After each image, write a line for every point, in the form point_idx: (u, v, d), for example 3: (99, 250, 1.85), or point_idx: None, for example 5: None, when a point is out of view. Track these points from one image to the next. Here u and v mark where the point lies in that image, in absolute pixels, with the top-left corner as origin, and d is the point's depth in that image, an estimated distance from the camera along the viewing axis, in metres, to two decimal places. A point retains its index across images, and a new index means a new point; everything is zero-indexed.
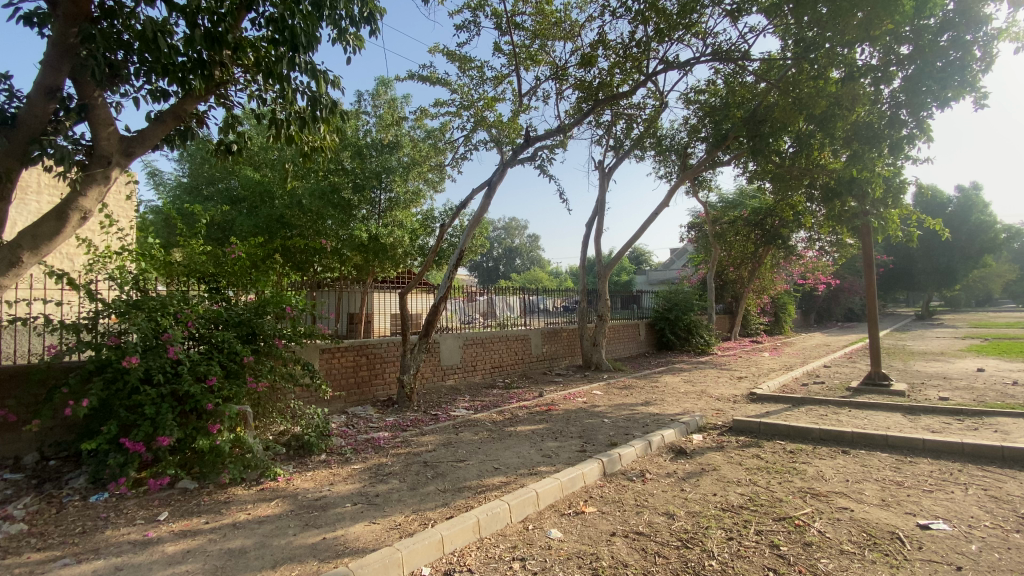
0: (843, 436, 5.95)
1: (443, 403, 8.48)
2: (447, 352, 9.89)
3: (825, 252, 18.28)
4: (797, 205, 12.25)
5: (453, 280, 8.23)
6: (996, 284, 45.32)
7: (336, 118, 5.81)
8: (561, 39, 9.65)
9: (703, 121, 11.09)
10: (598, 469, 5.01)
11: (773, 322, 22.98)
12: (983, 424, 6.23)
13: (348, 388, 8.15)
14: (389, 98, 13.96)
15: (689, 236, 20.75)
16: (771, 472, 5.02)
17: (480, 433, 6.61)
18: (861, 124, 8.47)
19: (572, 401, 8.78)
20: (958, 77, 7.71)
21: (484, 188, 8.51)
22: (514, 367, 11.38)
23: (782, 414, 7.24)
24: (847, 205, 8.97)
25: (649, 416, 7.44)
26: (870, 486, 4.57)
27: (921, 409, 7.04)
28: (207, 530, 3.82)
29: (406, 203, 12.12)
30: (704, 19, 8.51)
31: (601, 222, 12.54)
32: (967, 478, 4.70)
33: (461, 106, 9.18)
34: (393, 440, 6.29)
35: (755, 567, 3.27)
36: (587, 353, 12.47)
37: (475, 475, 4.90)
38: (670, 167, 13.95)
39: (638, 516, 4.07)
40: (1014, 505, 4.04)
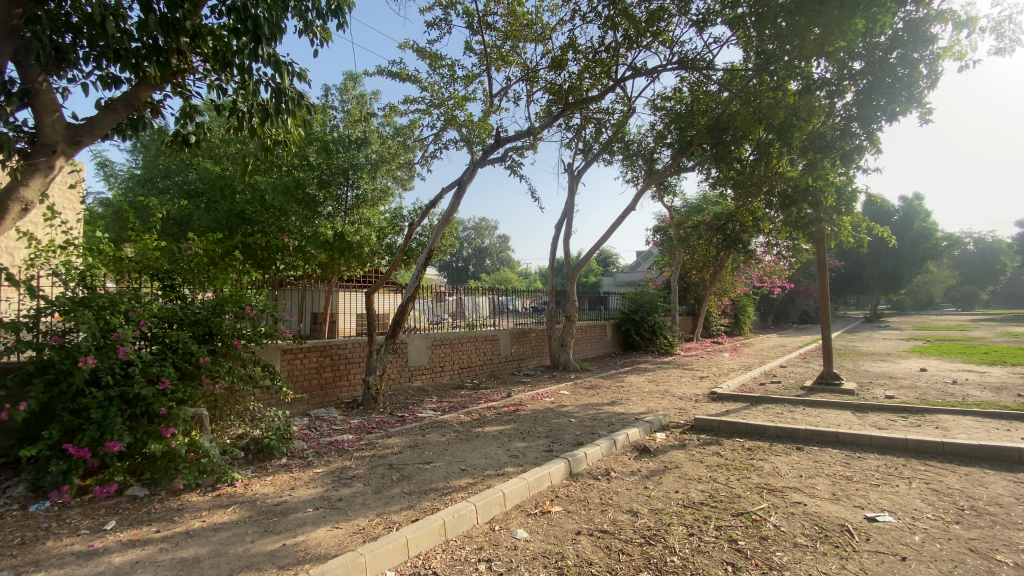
0: (798, 433, 6.21)
1: (410, 404, 8.39)
2: (415, 352, 9.79)
3: (782, 257, 19.04)
4: (756, 211, 12.71)
5: (422, 279, 8.16)
6: (938, 290, 48.25)
7: (302, 112, 5.66)
8: (532, 41, 9.70)
9: (669, 128, 11.34)
10: (564, 468, 5.05)
11: (733, 323, 23.77)
12: (924, 420, 6.62)
13: (311, 390, 7.96)
14: (358, 94, 13.72)
15: (654, 239, 21.22)
16: (730, 469, 5.18)
17: (448, 434, 6.57)
18: (816, 135, 8.80)
19: (540, 401, 8.83)
20: (906, 93, 8.19)
21: (454, 188, 8.48)
22: (482, 368, 11.37)
23: (741, 412, 7.49)
24: (802, 211, 9.26)
25: (614, 415, 7.55)
26: (822, 480, 4.79)
27: (869, 407, 7.41)
28: (159, 539, 3.65)
29: (374, 201, 11.93)
30: (671, 27, 8.70)
31: (569, 223, 12.69)
32: (911, 472, 4.99)
33: (431, 104, 9.15)
34: (357, 442, 6.17)
35: (714, 562, 3.37)
36: (556, 353, 12.59)
37: (442, 477, 4.87)
38: (637, 172, 14.24)
39: (603, 514, 4.13)
40: (954, 498, 4.31)
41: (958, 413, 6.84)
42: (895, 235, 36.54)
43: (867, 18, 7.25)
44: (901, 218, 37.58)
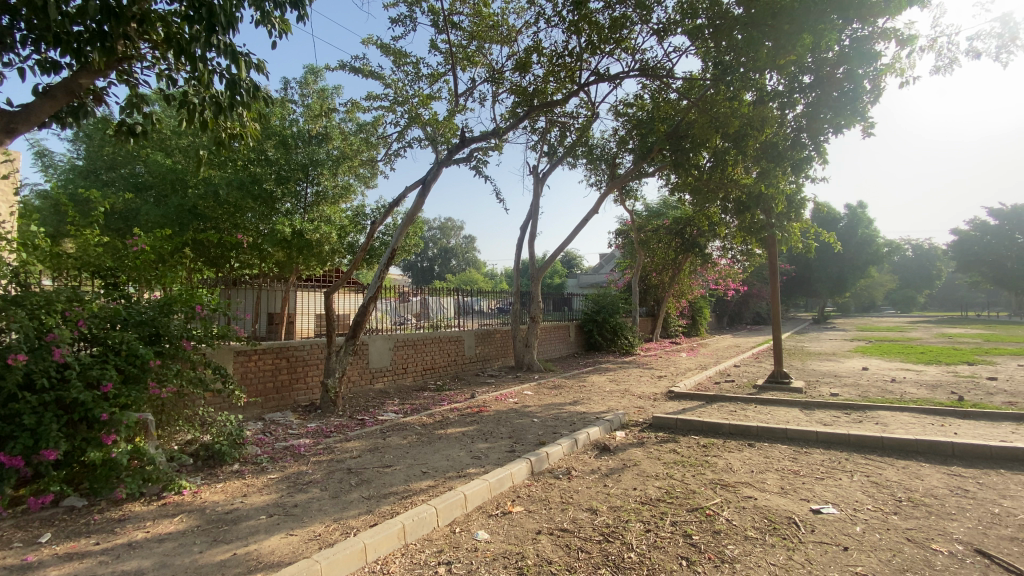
0: (749, 430, 6.47)
1: (370, 407, 8.23)
2: (376, 354, 9.62)
3: (736, 261, 19.79)
4: (713, 217, 13.17)
5: (384, 279, 8.04)
6: (879, 293, 51.26)
7: (259, 105, 5.47)
8: (498, 42, 9.72)
9: (631, 134, 11.57)
10: (526, 468, 5.08)
11: (690, 324, 24.53)
12: (865, 416, 7.03)
13: (266, 393, 7.69)
14: (318, 88, 13.38)
15: (616, 242, 21.64)
16: (686, 465, 5.34)
17: (409, 436, 6.49)
18: (769, 144, 9.22)
19: (503, 402, 8.84)
20: (850, 107, 8.68)
21: (418, 187, 8.41)
22: (446, 369, 11.28)
23: (697, 410, 7.73)
24: (756, 217, 9.61)
25: (576, 415, 7.65)
26: (771, 475, 5.01)
27: (816, 404, 7.79)
28: (99, 551, 3.44)
29: (335, 198, 11.66)
30: (633, 35, 8.89)
31: (534, 225, 12.78)
32: (853, 466, 5.28)
33: (394, 101, 9.03)
34: (314, 446, 6.00)
35: (670, 556, 3.47)
36: (520, 354, 12.65)
37: (403, 480, 4.81)
38: (600, 176, 14.48)
39: (563, 513, 4.18)
40: (892, 490, 4.59)
41: (896, 410, 7.29)
42: (840, 241, 38.61)
43: (815, 34, 7.59)
44: (846, 225, 39.72)
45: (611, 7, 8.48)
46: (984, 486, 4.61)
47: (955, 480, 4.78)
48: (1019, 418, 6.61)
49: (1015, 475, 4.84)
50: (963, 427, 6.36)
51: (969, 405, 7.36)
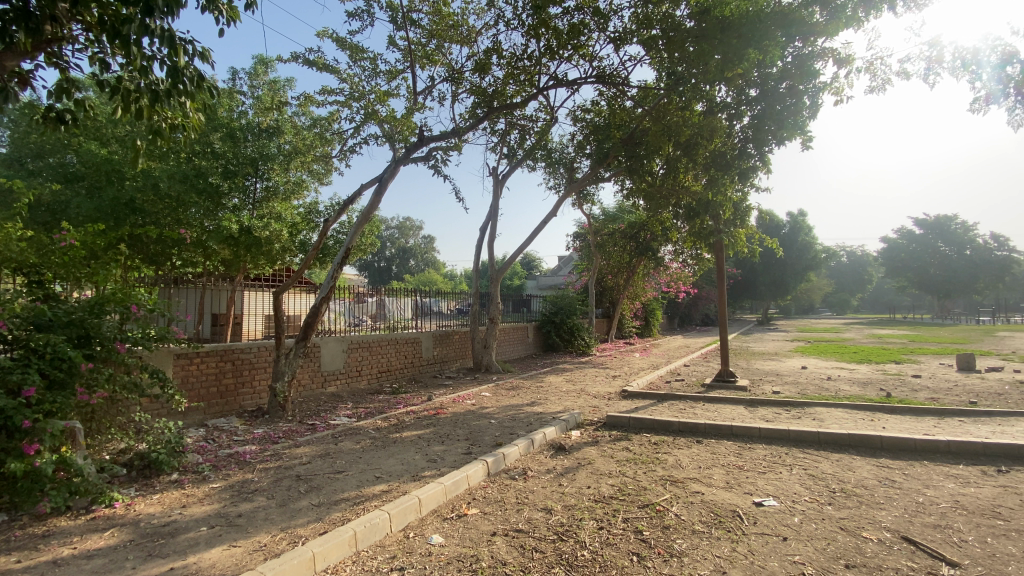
0: (698, 428, 6.72)
1: (322, 411, 7.99)
2: (329, 356, 9.34)
3: (688, 265, 20.53)
4: (665, 222, 13.61)
5: (338, 279, 7.82)
6: (816, 297, 54.48)
7: (202, 94, 5.18)
8: (458, 43, 9.67)
9: (588, 139, 11.79)
10: (482, 470, 5.06)
11: (643, 326, 25.23)
12: (804, 413, 7.45)
13: (209, 398, 7.33)
14: (269, 80, 12.89)
15: (574, 244, 22.00)
16: (638, 463, 5.49)
17: (363, 441, 6.34)
18: (718, 154, 9.72)
19: (460, 403, 8.80)
20: (793, 120, 9.17)
21: (374, 185, 8.24)
22: (402, 371, 11.09)
23: (649, 409, 7.96)
24: (705, 223, 10.04)
25: (532, 415, 7.72)
26: (717, 470, 5.22)
27: (759, 402, 8.19)
28: (18, 570, 3.17)
29: (286, 194, 11.24)
30: (591, 42, 9.05)
31: (494, 226, 12.79)
32: (792, 459, 5.59)
33: (350, 96, 8.83)
34: (261, 453, 5.77)
35: (621, 553, 3.55)
36: (478, 355, 12.63)
37: (355, 486, 4.69)
38: (558, 179, 14.66)
39: (518, 513, 4.20)
40: (827, 482, 4.88)
41: (832, 406, 7.76)
42: (783, 247, 40.75)
43: (760, 50, 7.97)
44: (788, 232, 41.87)
45: (569, 13, 8.59)
46: (908, 477, 4.98)
47: (884, 472, 5.14)
48: (939, 413, 7.18)
49: (935, 466, 5.26)
50: (890, 421, 6.85)
51: (895, 401, 7.93)
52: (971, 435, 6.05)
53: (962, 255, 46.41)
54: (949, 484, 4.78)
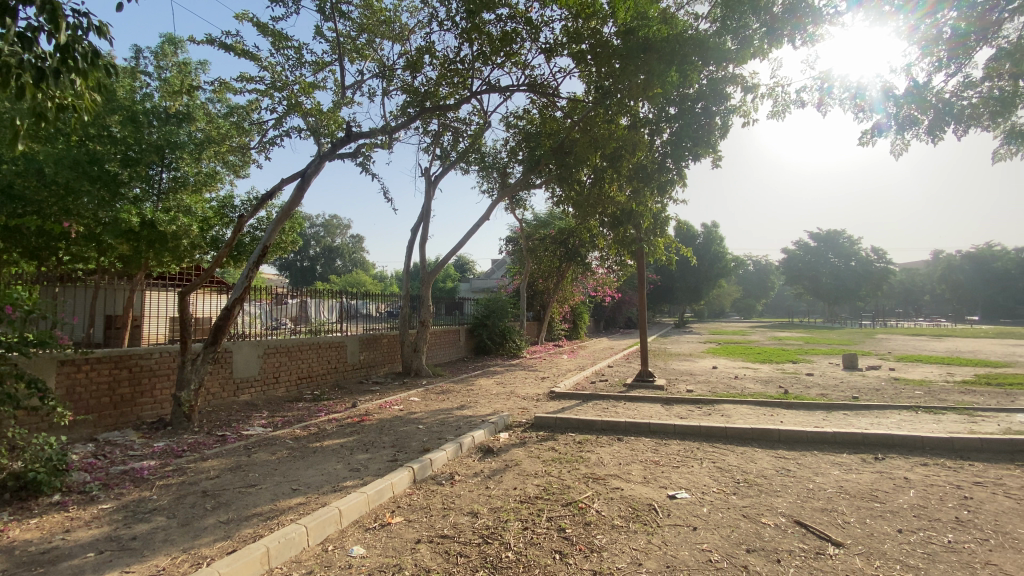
0: (619, 426, 7.04)
1: (233, 422, 7.44)
2: (242, 362, 8.75)
3: (613, 271, 21.47)
4: (592, 230, 14.15)
5: (253, 279, 7.33)
6: (727, 301, 59.04)
7: (97, 73, 4.62)
8: (390, 39, 9.45)
9: (520, 145, 11.96)
10: (407, 477, 4.97)
11: (571, 329, 26.05)
12: (713, 409, 8.03)
13: (100, 410, 6.62)
14: (179, 61, 11.87)
15: (506, 248, 22.26)
16: (563, 462, 5.64)
17: (279, 451, 6.00)
18: (640, 166, 10.26)
19: (387, 410, 8.56)
20: (706, 139, 9.97)
21: (297, 180, 7.85)
22: (325, 378, 10.60)
23: (574, 409, 8.23)
24: (627, 231, 10.85)
25: (461, 419, 7.69)
26: (636, 466, 5.49)
27: (675, 400, 8.72)
28: None
29: (197, 186, 10.41)
30: (523, 51, 9.19)
31: (426, 228, 12.63)
32: (703, 453, 6.00)
33: (271, 85, 8.35)
34: (161, 468, 5.28)
35: (544, 551, 3.63)
36: (408, 360, 12.40)
37: (269, 500, 4.43)
38: (492, 184, 14.75)
39: (443, 519, 4.16)
40: (732, 473, 5.30)
41: (738, 403, 8.44)
42: (699, 255, 43.74)
43: (679, 72, 8.49)
44: (703, 242, 44.96)
45: (502, 21, 8.69)
46: (801, 466, 5.54)
47: (780, 462, 5.68)
48: (827, 407, 8.03)
49: (823, 455, 5.88)
50: (787, 416, 7.57)
51: (791, 397, 8.76)
52: (852, 426, 6.83)
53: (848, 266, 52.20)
54: (834, 471, 5.36)
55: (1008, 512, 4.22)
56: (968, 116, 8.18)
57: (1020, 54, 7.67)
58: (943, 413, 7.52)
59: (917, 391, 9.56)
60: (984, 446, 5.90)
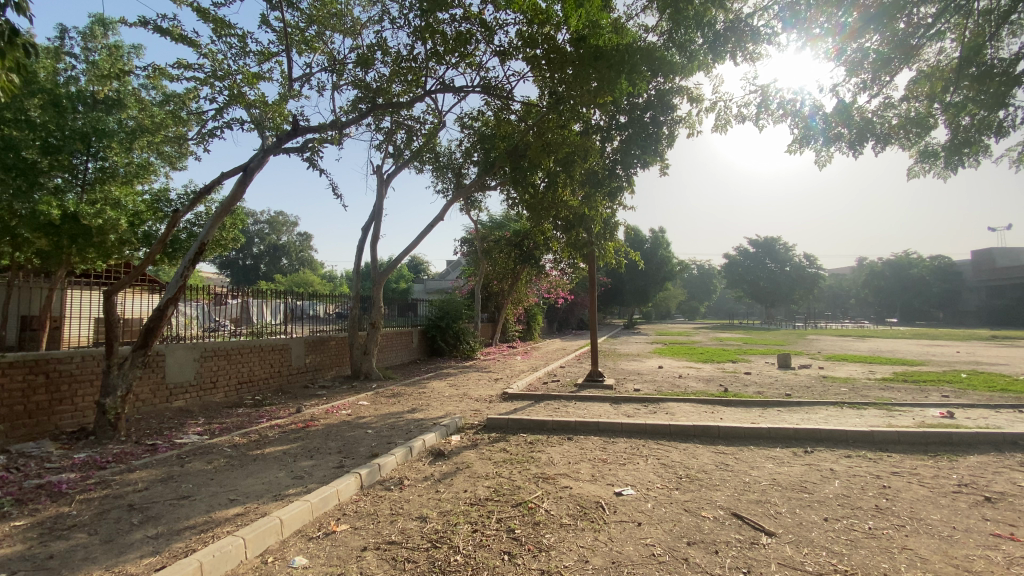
0: (569, 425, 7.16)
1: (166, 429, 6.99)
2: (175, 366, 8.25)
3: (566, 274, 21.86)
4: (546, 234, 14.35)
5: (189, 278, 6.91)
6: (673, 303, 61.48)
7: (12, 51, 4.22)
8: (341, 33, 9.22)
9: (475, 146, 11.95)
10: (354, 483, 4.84)
11: (525, 330, 26.28)
12: (659, 407, 8.33)
13: (13, 419, 6.05)
14: (110, 44, 11.04)
15: (461, 249, 22.18)
16: (514, 462, 5.68)
17: (216, 460, 5.69)
18: (592, 173, 10.59)
19: (334, 414, 8.30)
20: (653, 147, 10.62)
21: (238, 174, 7.50)
22: (267, 382, 10.14)
23: (526, 409, 8.30)
24: (580, 235, 11.39)
25: (412, 422, 7.58)
26: (585, 465, 5.61)
27: (623, 399, 8.96)
28: None
29: (129, 177, 9.72)
30: (478, 53, 9.18)
31: (377, 227, 12.37)
32: (649, 450, 6.20)
33: (211, 74, 7.92)
34: (83, 481, 4.88)
35: (493, 553, 3.64)
36: (357, 363, 12.07)
37: (203, 511, 4.19)
38: (446, 184, 14.65)
39: (391, 525, 4.08)
40: (675, 469, 5.51)
41: (682, 401, 8.79)
42: (648, 259, 45.29)
43: (629, 81, 8.71)
44: (652, 246, 46.54)
45: (456, 21, 8.64)
46: (738, 460, 5.83)
47: (720, 457, 5.96)
48: (762, 404, 8.51)
49: (758, 450, 6.22)
50: (726, 412, 7.96)
51: (731, 395, 9.21)
52: (786, 422, 7.26)
53: (783, 271, 55.47)
54: (768, 465, 5.67)
55: (920, 499, 4.62)
56: (888, 134, 8.90)
57: (934, 79, 8.39)
58: (865, 409, 8.14)
59: (842, 388, 10.30)
60: (901, 438, 6.42)
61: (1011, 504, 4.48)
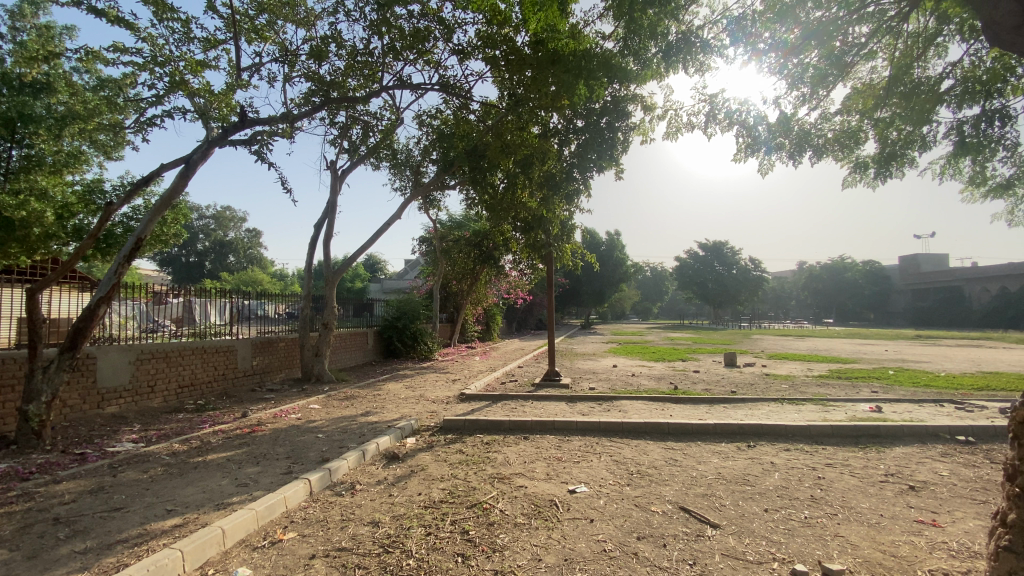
0: (525, 425, 7.21)
1: (97, 437, 6.53)
2: (108, 370, 7.72)
3: (524, 274, 22.01)
4: (505, 234, 14.38)
5: (124, 275, 6.48)
6: (628, 304, 63.08)
7: None
8: (294, 23, 8.91)
9: (433, 145, 11.83)
10: (303, 490, 4.68)
11: (484, 330, 26.25)
12: (612, 406, 8.53)
13: None
14: (41, 24, 10.23)
15: (419, 249, 21.90)
16: (469, 464, 5.66)
17: (152, 469, 5.36)
18: (550, 176, 10.73)
19: (282, 419, 8.00)
20: (609, 153, 10.85)
21: (180, 165, 7.11)
22: (211, 386, 9.64)
23: (483, 410, 8.30)
24: (538, 236, 11.59)
25: (365, 425, 7.42)
26: (540, 464, 5.66)
27: (579, 398, 9.12)
28: None
29: (58, 167, 9.05)
30: (436, 50, 9.10)
31: (330, 224, 12.01)
32: (602, 448, 6.34)
33: (151, 59, 7.46)
34: (1, 495, 4.49)
35: (446, 555, 3.61)
36: (308, 365, 11.66)
37: (137, 523, 3.94)
38: (405, 181, 14.42)
39: (341, 532, 3.98)
40: (627, 465, 5.65)
41: (635, 399, 9.03)
42: (604, 261, 46.31)
43: (587, 87, 8.78)
44: (608, 248, 47.57)
45: (414, 17, 8.54)
46: (686, 456, 6.06)
47: (669, 453, 6.16)
48: (709, 401, 8.88)
49: (705, 445, 6.48)
50: (676, 410, 8.25)
51: (681, 393, 9.55)
52: (732, 418, 7.59)
53: (731, 274, 57.99)
54: (714, 459, 5.91)
55: (852, 489, 4.95)
56: (825, 146, 9.47)
57: (865, 96, 8.88)
58: (803, 404, 8.63)
59: (783, 385, 10.88)
60: (834, 432, 6.86)
61: (931, 492, 4.87)
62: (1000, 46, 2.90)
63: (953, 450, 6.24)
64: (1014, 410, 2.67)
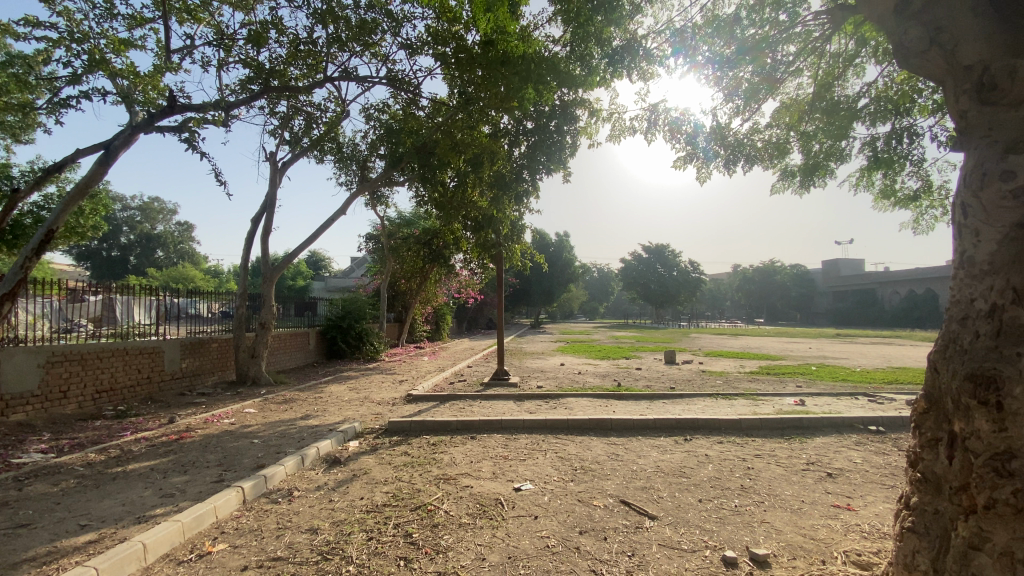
0: (472, 425, 7.19)
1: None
2: (12, 373, 7.02)
3: (474, 274, 21.96)
4: (456, 233, 14.27)
5: (32, 269, 5.90)
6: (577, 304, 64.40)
7: None
8: (231, 7, 8.45)
9: (380, 139, 11.56)
10: (235, 498, 4.44)
11: (433, 330, 25.98)
12: (559, 403, 8.68)
13: None
14: None
15: (366, 246, 21.38)
16: (415, 465, 5.58)
17: (64, 481, 4.91)
18: (499, 176, 10.82)
19: (214, 424, 7.56)
20: (557, 155, 10.98)
21: (99, 152, 6.56)
22: (134, 390, 8.96)
23: (430, 410, 8.21)
24: (489, 235, 11.64)
25: (306, 429, 7.14)
26: (486, 463, 5.66)
27: (526, 396, 9.21)
28: None
29: None
30: (383, 43, 8.90)
31: (269, 219, 11.46)
32: (548, 445, 6.43)
33: (67, 34, 6.82)
34: None
35: (388, 559, 3.54)
36: (244, 367, 11.05)
37: (45, 541, 3.60)
38: (350, 176, 13.98)
39: (277, 540, 3.81)
40: (571, 461, 5.77)
41: (581, 396, 9.24)
42: (553, 262, 47.07)
43: (534, 90, 8.89)
44: (557, 249, 48.39)
45: (361, 8, 8.31)
46: (628, 450, 6.27)
47: (612, 448, 6.35)
48: (651, 397, 9.23)
49: (645, 440, 6.73)
50: (620, 406, 8.51)
51: (624, 390, 9.87)
52: (671, 413, 7.93)
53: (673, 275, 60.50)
54: (654, 453, 6.15)
55: (777, 477, 5.30)
56: (758, 156, 10.08)
57: (791, 110, 9.52)
58: (735, 399, 9.15)
59: (718, 381, 11.47)
60: (762, 424, 7.30)
61: (846, 478, 5.29)
62: (907, 69, 3.16)
63: (866, 439, 6.82)
64: (915, 401, 2.94)
